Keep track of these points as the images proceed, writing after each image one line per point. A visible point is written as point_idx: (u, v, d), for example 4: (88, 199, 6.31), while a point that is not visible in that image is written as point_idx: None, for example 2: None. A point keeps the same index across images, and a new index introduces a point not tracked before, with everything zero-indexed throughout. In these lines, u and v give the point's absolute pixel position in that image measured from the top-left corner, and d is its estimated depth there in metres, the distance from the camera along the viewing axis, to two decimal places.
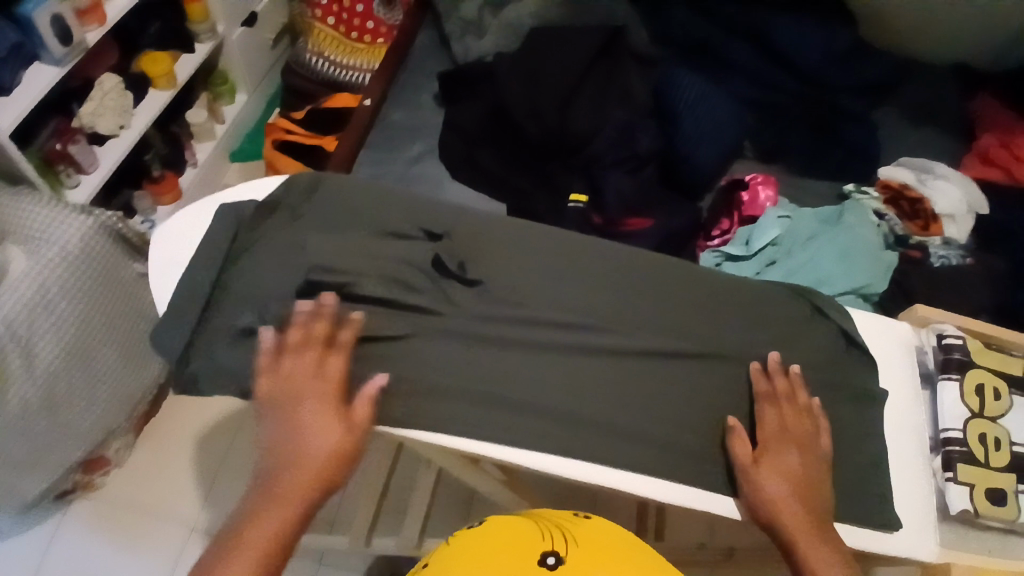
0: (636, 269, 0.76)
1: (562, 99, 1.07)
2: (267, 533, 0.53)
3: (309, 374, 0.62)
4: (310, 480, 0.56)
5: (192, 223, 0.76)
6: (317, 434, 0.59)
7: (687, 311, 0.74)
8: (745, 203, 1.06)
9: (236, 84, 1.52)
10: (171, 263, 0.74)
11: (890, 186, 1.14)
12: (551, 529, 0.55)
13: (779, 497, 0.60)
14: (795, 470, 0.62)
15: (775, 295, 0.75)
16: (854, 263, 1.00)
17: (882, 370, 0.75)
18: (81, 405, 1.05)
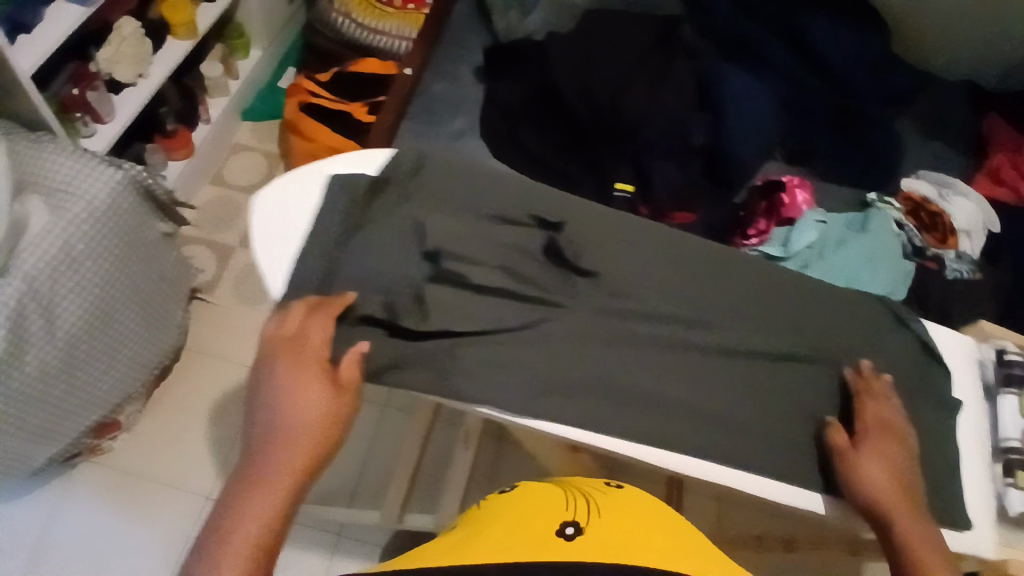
0: (717, 268, 0.78)
1: (617, 88, 1.06)
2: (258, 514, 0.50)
3: (287, 354, 0.61)
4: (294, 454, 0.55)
5: (299, 193, 0.75)
6: (304, 399, 0.58)
7: (767, 311, 0.76)
8: (784, 205, 1.09)
9: (252, 39, 1.45)
10: (278, 233, 0.73)
11: (912, 198, 1.18)
12: (576, 500, 0.53)
13: (880, 481, 0.62)
14: (886, 460, 0.64)
15: (849, 299, 0.78)
16: (879, 269, 1.04)
17: (955, 377, 0.77)
18: (97, 368, 1.00)
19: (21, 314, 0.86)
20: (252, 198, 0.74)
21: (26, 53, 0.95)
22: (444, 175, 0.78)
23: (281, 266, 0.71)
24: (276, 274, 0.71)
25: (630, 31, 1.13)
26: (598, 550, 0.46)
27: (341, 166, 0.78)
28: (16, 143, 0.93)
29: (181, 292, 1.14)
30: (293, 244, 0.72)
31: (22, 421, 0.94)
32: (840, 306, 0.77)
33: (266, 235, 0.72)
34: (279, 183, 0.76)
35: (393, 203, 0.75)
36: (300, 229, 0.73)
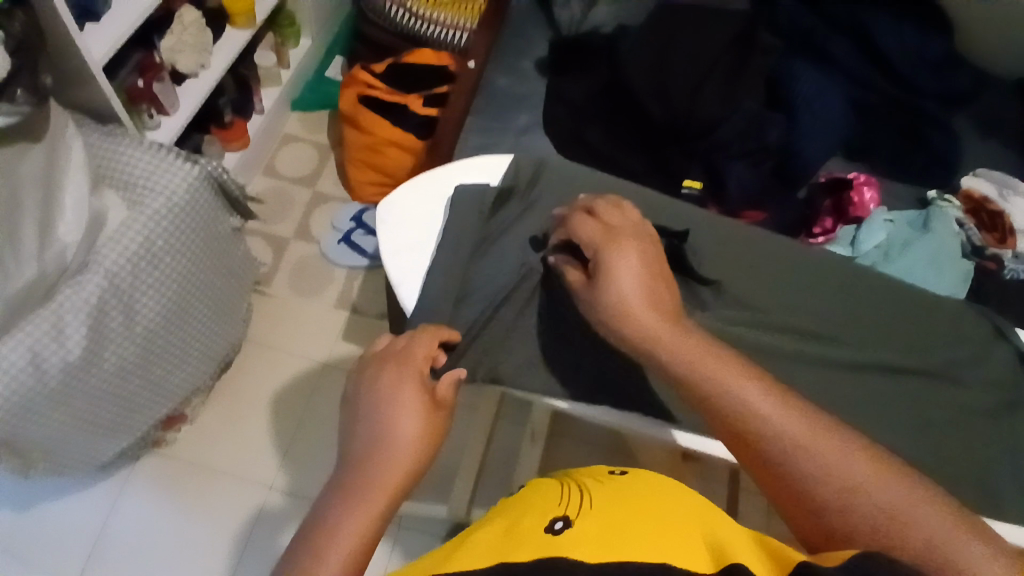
0: (824, 278, 0.78)
1: (692, 85, 1.06)
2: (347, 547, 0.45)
3: (387, 368, 0.57)
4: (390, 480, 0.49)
5: (423, 203, 0.77)
6: (408, 412, 0.53)
7: (874, 322, 0.76)
8: (853, 204, 1.08)
9: (302, 27, 1.44)
10: (407, 244, 0.75)
11: (972, 198, 1.14)
12: (571, 493, 0.49)
13: (634, 294, 0.57)
14: (634, 268, 0.59)
15: (957, 313, 0.78)
16: (945, 269, 1.03)
17: None
18: (169, 363, 1.00)
19: (103, 311, 0.85)
20: (379, 209, 0.76)
21: (97, 43, 0.90)
22: (544, 183, 0.79)
23: (417, 275, 0.73)
24: (409, 282, 0.73)
25: (711, 25, 1.10)
26: (591, 541, 0.40)
27: (462, 175, 0.80)
28: (91, 136, 0.91)
29: (246, 285, 1.14)
30: (425, 254, 0.74)
31: (97, 417, 0.94)
32: (943, 319, 0.77)
33: (401, 246, 0.74)
34: (402, 194, 0.77)
35: (512, 217, 0.78)
36: (429, 239, 0.75)
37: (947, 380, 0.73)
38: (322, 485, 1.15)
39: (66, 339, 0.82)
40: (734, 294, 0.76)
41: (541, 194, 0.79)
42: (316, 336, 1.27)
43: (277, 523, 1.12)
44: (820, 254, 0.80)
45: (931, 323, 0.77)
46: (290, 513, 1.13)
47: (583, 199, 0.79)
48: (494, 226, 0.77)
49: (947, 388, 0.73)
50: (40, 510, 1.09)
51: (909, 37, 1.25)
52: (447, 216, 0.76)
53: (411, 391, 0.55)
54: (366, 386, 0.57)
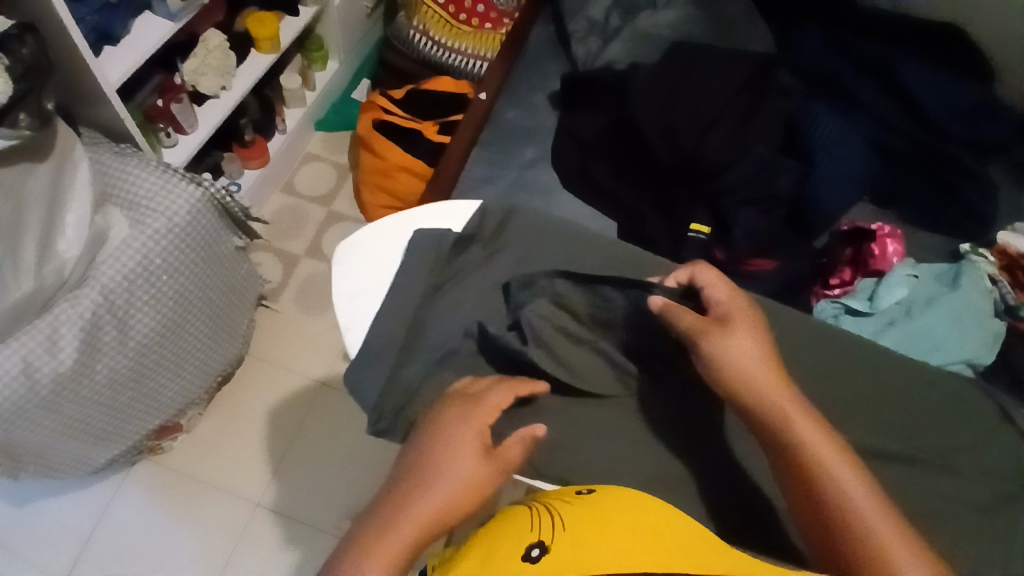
0: (818, 346, 0.73)
1: (700, 128, 1.04)
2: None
3: (461, 414, 0.59)
4: (417, 534, 0.51)
5: (384, 247, 0.75)
6: (461, 459, 0.55)
7: (873, 397, 0.70)
8: (874, 256, 1.01)
9: (330, 51, 1.47)
10: (360, 289, 0.73)
11: (1007, 254, 1.04)
12: (543, 518, 0.55)
13: (740, 356, 0.60)
14: (746, 347, 0.61)
15: (969, 395, 0.72)
16: (970, 334, 0.93)
17: None
18: (163, 377, 1.03)
19: (96, 325, 0.88)
20: (336, 251, 0.74)
21: (114, 67, 0.95)
22: (523, 226, 0.79)
23: (362, 322, 0.71)
24: (355, 328, 0.71)
25: (723, 71, 1.09)
26: (558, 561, 0.48)
27: (426, 220, 0.77)
28: (100, 154, 0.95)
29: (247, 302, 1.17)
30: (373, 300, 0.72)
31: (90, 426, 0.97)
32: (946, 400, 0.71)
33: (350, 291, 0.72)
34: (363, 236, 0.76)
35: (474, 262, 0.78)
36: (381, 285, 0.73)
37: (943, 466, 0.68)
38: (307, 506, 1.15)
39: (58, 351, 0.85)
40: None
41: (512, 234, 0.79)
42: (318, 356, 1.28)
43: (260, 541, 1.12)
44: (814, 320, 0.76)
45: (923, 397, 0.71)
46: (274, 532, 1.13)
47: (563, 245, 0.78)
48: (455, 269, 0.77)
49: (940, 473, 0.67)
50: (37, 508, 1.12)
51: (945, 83, 1.18)
52: (402, 261, 0.74)
53: (472, 447, 0.57)
54: (425, 427, 0.60)
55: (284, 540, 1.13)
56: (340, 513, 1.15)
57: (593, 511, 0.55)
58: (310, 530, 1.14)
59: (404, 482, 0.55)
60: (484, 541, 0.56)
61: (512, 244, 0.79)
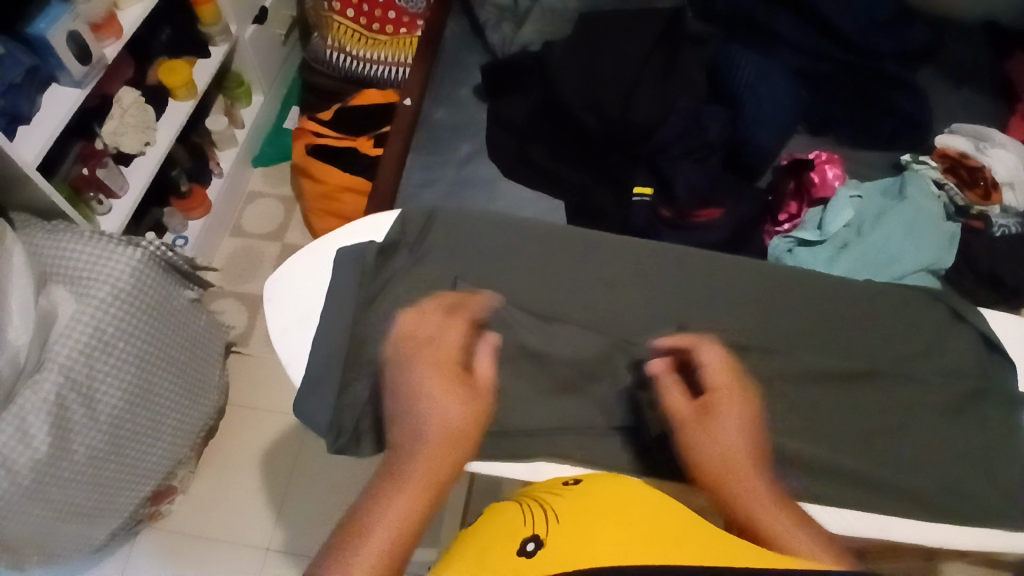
0: (768, 282, 0.75)
1: (625, 92, 1.04)
2: (397, 514, 0.44)
3: (430, 360, 0.57)
4: (441, 464, 0.49)
5: (308, 274, 0.75)
6: (451, 404, 0.53)
7: (829, 323, 0.72)
8: (815, 185, 1.05)
9: (251, 85, 1.45)
10: (296, 319, 0.72)
11: (947, 155, 1.10)
12: (535, 512, 0.52)
13: (735, 422, 0.55)
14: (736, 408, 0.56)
15: (915, 300, 0.74)
16: (922, 239, 1.00)
17: (1021, 371, 0.71)
18: (145, 443, 1.02)
19: (63, 406, 0.87)
20: (264, 291, 0.74)
21: (29, 146, 0.93)
22: (450, 226, 0.78)
23: (300, 353, 0.70)
24: (298, 359, 0.70)
25: (638, 27, 1.08)
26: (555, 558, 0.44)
27: (346, 239, 0.77)
28: (33, 236, 0.94)
29: (214, 353, 1.17)
30: (310, 327, 0.72)
31: (81, 506, 0.95)
32: (894, 314, 0.73)
33: (285, 324, 0.72)
34: (289, 266, 0.75)
35: (402, 267, 0.75)
36: (313, 313, 0.73)
37: (905, 375, 0.69)
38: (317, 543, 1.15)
39: (31, 439, 0.84)
40: (661, 320, 0.73)
41: (441, 235, 0.77)
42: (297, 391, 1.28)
43: None
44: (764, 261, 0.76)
45: (882, 318, 0.73)
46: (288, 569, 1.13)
47: (500, 239, 0.77)
48: (388, 278, 0.75)
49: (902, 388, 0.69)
50: None
51: (855, 3, 1.20)
52: (327, 285, 0.73)
53: (450, 382, 0.55)
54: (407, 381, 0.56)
55: None
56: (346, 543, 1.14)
57: (584, 501, 0.51)
58: None
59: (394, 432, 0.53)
60: (478, 540, 0.53)
61: (437, 248, 0.76)
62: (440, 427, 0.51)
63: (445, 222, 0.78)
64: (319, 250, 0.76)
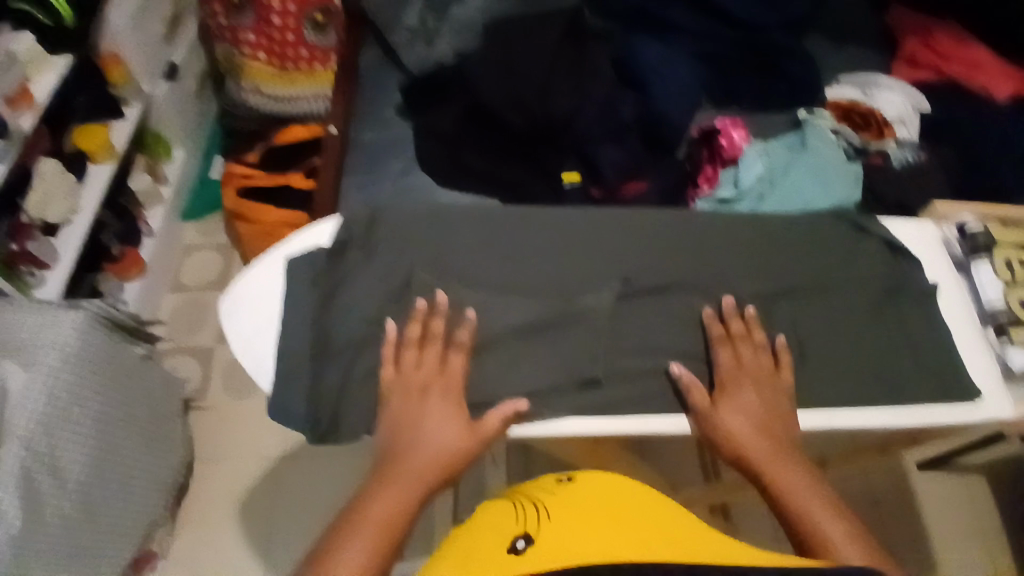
0: (702, 230, 0.80)
1: (541, 87, 1.08)
2: (380, 513, 0.59)
3: (429, 393, 0.68)
4: (424, 475, 0.62)
5: (262, 285, 0.77)
6: (439, 427, 0.65)
7: (762, 256, 0.78)
8: (725, 147, 1.12)
9: (170, 140, 1.45)
10: (256, 331, 0.75)
11: (840, 105, 1.22)
12: (526, 511, 0.58)
13: (757, 413, 0.67)
14: (755, 409, 0.68)
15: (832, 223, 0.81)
16: (830, 180, 1.09)
17: (927, 267, 0.80)
18: (118, 507, 0.99)
19: (31, 478, 0.84)
20: (220, 310, 0.76)
21: None
22: (393, 224, 0.79)
23: (265, 361, 0.74)
24: (263, 369, 0.73)
25: (541, 27, 1.14)
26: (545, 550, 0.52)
27: (293, 248, 0.79)
28: None
29: (174, 408, 1.15)
30: (274, 338, 0.75)
31: None
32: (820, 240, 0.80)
33: (245, 337, 0.75)
34: (242, 281, 0.77)
35: (354, 267, 0.76)
36: (272, 323, 0.75)
37: (834, 293, 0.76)
38: None
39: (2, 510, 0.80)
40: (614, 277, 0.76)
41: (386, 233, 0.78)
42: (267, 433, 1.26)
43: None
44: (696, 214, 0.82)
45: (810, 247, 0.79)
46: None
47: (447, 227, 0.79)
48: (340, 278, 0.75)
49: (831, 303, 0.76)
50: None
51: None
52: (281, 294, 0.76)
53: (443, 408, 0.67)
54: (401, 404, 0.67)
55: None
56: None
57: (574, 501, 0.58)
58: None
59: (391, 441, 0.66)
60: (472, 531, 0.59)
61: (388, 247, 0.77)
62: (423, 445, 0.64)
63: (387, 220, 0.78)
64: (269, 262, 0.78)
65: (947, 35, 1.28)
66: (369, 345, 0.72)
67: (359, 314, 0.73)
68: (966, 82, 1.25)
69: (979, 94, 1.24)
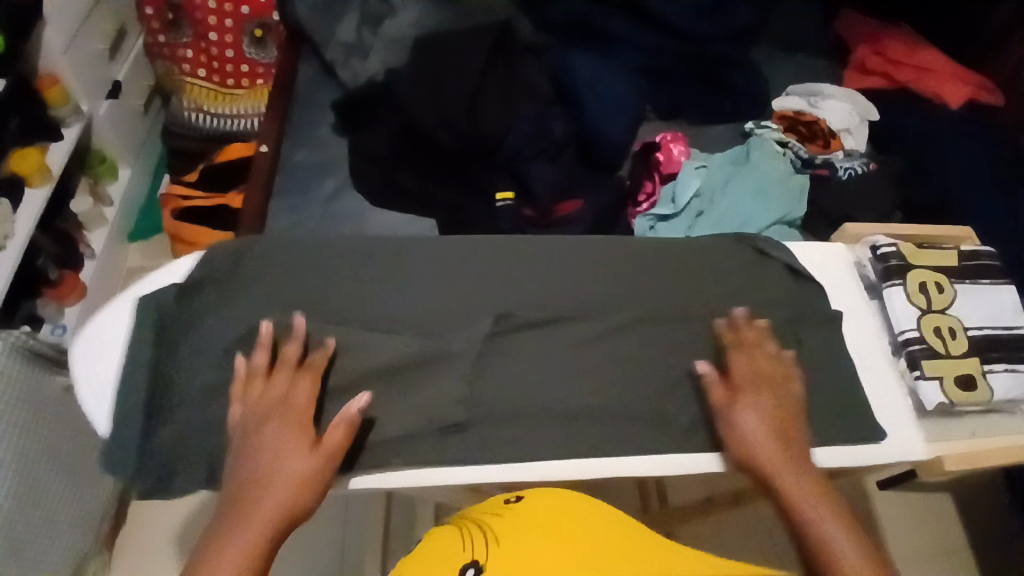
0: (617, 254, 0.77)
1: (469, 105, 1.06)
2: (242, 544, 0.52)
3: (270, 424, 0.58)
4: (274, 519, 0.54)
5: (111, 327, 0.69)
6: (288, 464, 0.56)
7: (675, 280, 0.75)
8: (662, 163, 1.11)
9: (116, 160, 1.43)
10: (99, 379, 0.67)
11: (786, 116, 1.20)
12: (474, 536, 0.55)
13: (774, 425, 0.62)
14: (773, 420, 0.62)
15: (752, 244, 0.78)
16: (770, 195, 1.07)
17: (833, 294, 0.75)
18: (43, 541, 0.97)
19: None
20: (68, 355, 0.68)
21: None
22: (262, 259, 0.72)
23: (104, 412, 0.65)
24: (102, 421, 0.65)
25: (472, 41, 1.11)
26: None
27: (151, 283, 0.72)
28: None
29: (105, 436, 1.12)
30: (109, 387, 0.66)
31: None
32: (736, 262, 0.76)
33: (88, 386, 0.67)
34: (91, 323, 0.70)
35: (207, 305, 0.69)
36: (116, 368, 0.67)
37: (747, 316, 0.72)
38: None
39: None
40: (517, 308, 0.72)
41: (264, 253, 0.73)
42: None
43: None
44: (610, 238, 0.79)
45: (719, 273, 0.75)
46: None
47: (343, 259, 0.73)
48: (191, 320, 0.68)
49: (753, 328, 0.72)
50: None
51: None
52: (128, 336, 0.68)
53: (295, 441, 0.58)
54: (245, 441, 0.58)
55: None
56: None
57: (525, 525, 0.53)
58: None
59: (232, 481, 0.56)
60: (417, 563, 0.55)
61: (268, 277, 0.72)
62: (269, 485, 0.55)
63: (253, 257, 0.72)
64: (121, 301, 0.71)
65: (897, 42, 1.25)
66: (206, 395, 0.63)
67: (208, 357, 0.65)
68: (915, 88, 1.21)
69: (930, 101, 1.20)
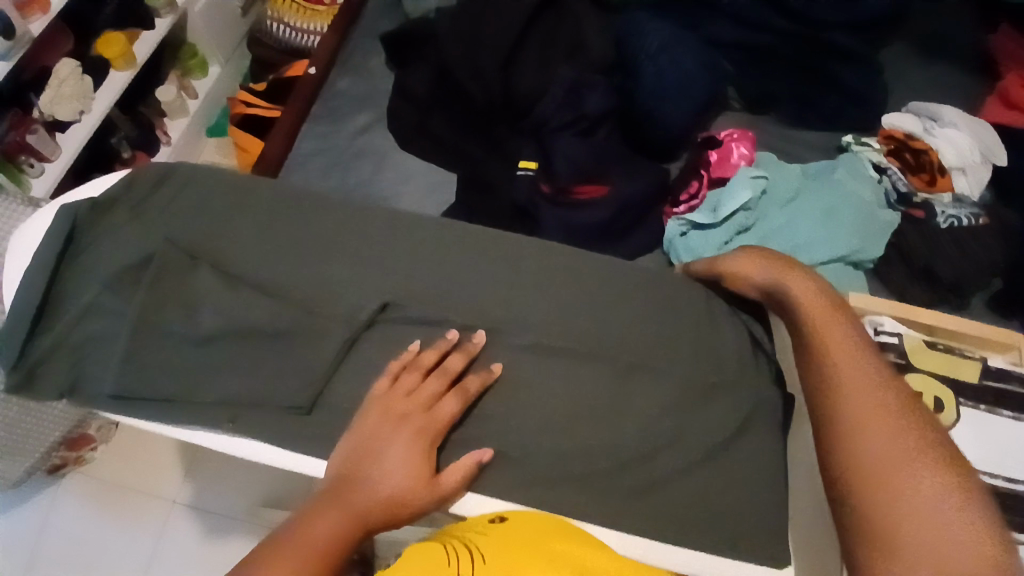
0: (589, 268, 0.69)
1: (505, 58, 0.99)
2: (329, 530, 0.48)
3: (398, 417, 0.56)
4: (369, 509, 0.51)
5: (31, 235, 0.68)
6: (396, 465, 0.53)
7: (639, 314, 0.67)
8: (713, 163, 0.95)
9: (207, 57, 1.48)
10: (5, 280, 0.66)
11: (893, 137, 0.97)
12: (456, 546, 0.47)
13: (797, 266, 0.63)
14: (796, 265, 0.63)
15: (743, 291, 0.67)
16: (837, 226, 0.89)
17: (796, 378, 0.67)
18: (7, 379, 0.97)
19: None
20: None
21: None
22: (181, 181, 0.72)
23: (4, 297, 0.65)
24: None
25: None
26: None
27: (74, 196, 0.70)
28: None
29: None
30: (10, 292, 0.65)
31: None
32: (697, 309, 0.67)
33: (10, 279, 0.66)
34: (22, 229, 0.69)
35: (116, 224, 0.68)
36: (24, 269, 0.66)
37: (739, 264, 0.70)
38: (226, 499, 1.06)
39: None
40: (421, 304, 0.66)
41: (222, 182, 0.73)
42: None
43: (181, 537, 1.04)
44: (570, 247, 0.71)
45: (672, 316, 0.67)
46: (194, 523, 1.05)
47: (278, 213, 0.70)
48: (98, 233, 0.68)
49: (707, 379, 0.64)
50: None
51: None
52: (38, 243, 0.67)
53: (398, 436, 0.55)
54: (355, 427, 0.56)
55: (206, 529, 1.05)
56: (254, 502, 1.05)
57: (510, 545, 0.47)
58: (228, 519, 1.05)
59: (340, 468, 0.54)
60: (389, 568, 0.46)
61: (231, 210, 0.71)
62: (369, 477, 0.52)
63: (176, 179, 0.71)
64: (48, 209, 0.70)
65: None
66: (116, 310, 0.64)
67: (98, 277, 0.65)
68: None
69: None
